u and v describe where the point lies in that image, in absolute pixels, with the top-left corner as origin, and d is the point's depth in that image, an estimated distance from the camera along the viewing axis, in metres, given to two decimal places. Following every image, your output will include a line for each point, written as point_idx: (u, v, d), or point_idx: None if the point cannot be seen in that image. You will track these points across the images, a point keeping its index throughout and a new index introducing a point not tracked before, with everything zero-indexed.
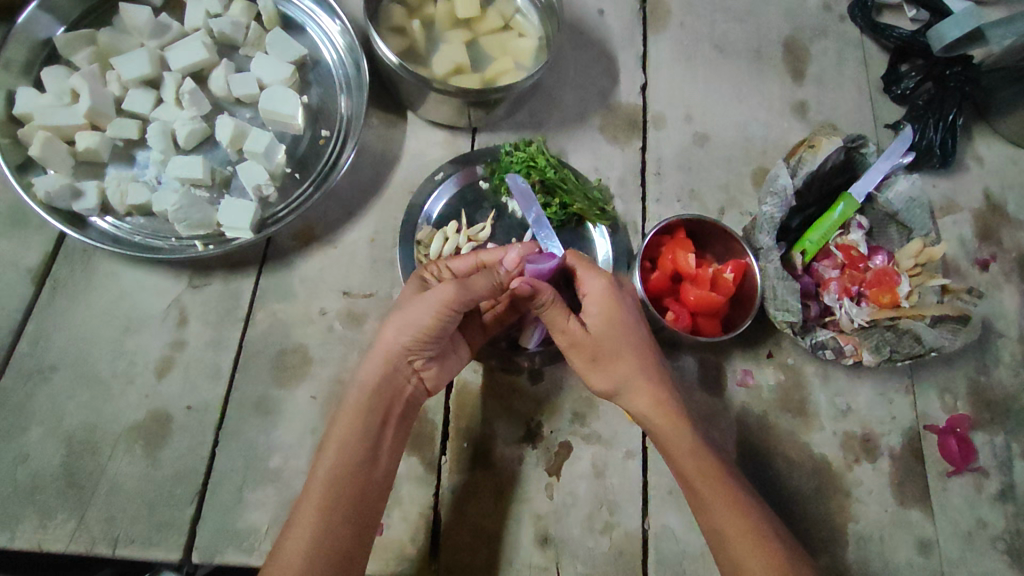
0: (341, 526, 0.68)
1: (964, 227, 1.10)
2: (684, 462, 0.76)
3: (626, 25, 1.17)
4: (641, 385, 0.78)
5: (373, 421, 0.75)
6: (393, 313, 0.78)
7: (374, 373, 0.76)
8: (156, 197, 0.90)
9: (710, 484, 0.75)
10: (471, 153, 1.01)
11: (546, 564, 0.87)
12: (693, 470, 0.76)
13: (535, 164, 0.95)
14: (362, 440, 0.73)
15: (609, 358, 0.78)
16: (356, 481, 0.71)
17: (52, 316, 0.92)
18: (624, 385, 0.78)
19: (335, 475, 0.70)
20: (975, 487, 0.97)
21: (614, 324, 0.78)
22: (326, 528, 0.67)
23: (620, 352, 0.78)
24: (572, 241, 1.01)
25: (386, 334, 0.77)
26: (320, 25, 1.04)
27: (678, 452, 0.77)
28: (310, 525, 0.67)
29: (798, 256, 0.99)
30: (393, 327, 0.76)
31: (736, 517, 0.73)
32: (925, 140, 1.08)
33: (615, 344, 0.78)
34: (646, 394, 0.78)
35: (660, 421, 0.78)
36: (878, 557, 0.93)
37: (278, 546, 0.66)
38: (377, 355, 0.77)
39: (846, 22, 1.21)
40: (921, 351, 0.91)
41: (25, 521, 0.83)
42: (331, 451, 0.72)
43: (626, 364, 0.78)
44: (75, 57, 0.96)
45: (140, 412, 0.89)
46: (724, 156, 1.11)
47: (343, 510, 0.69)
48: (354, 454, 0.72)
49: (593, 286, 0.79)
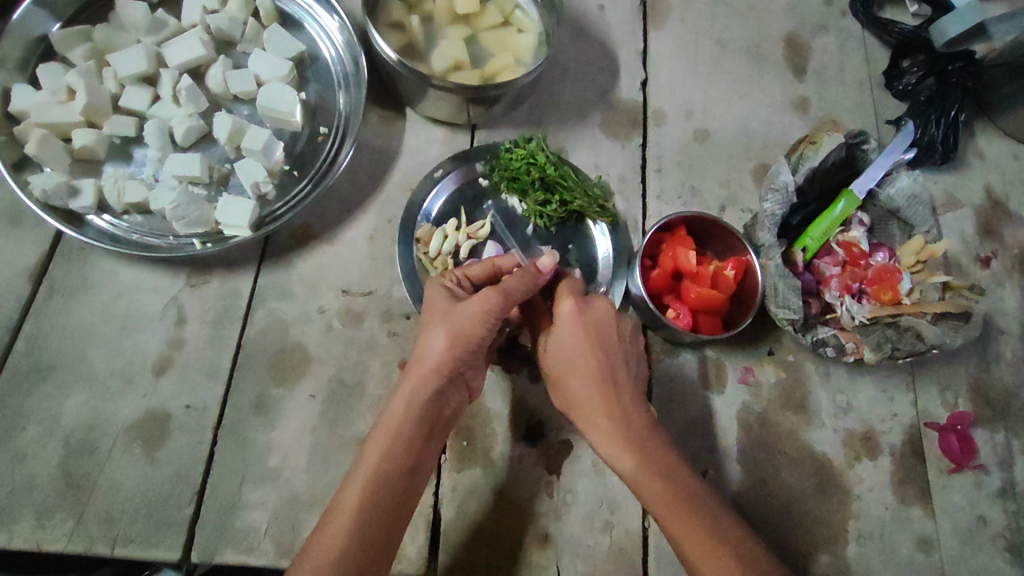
0: (377, 531, 0.66)
1: (965, 223, 1.10)
2: (637, 484, 0.73)
3: (626, 20, 1.16)
4: (589, 407, 0.75)
5: (421, 427, 0.72)
6: (437, 320, 0.75)
7: (424, 380, 0.72)
8: (153, 195, 0.90)
9: (662, 504, 0.71)
10: (470, 149, 1.00)
11: (547, 563, 0.87)
12: (647, 491, 0.71)
13: (534, 160, 0.95)
14: (409, 447, 0.70)
15: (562, 381, 0.77)
16: (398, 489, 0.68)
17: (49, 315, 0.92)
18: (574, 411, 0.77)
19: (378, 483, 0.67)
20: (976, 485, 0.97)
21: (567, 349, 0.77)
22: (362, 540, 0.64)
23: (567, 379, 0.77)
24: (572, 239, 1.00)
25: (430, 340, 0.74)
26: (318, 21, 1.03)
27: (632, 477, 0.73)
28: (344, 530, 0.64)
29: (800, 253, 0.99)
30: (442, 336, 0.73)
31: (692, 542, 0.68)
32: (927, 136, 1.07)
33: (564, 371, 0.77)
34: (593, 418, 0.75)
35: (610, 446, 0.74)
36: (879, 555, 0.93)
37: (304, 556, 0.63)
38: (423, 359, 0.73)
39: (848, 17, 1.21)
40: (924, 348, 0.90)
41: (24, 521, 0.83)
42: (374, 454, 0.69)
43: (570, 390, 0.77)
44: (71, 54, 0.95)
45: (139, 411, 0.88)
46: (724, 152, 1.10)
47: (383, 520, 0.66)
48: (402, 457, 0.69)
49: (564, 314, 0.78)
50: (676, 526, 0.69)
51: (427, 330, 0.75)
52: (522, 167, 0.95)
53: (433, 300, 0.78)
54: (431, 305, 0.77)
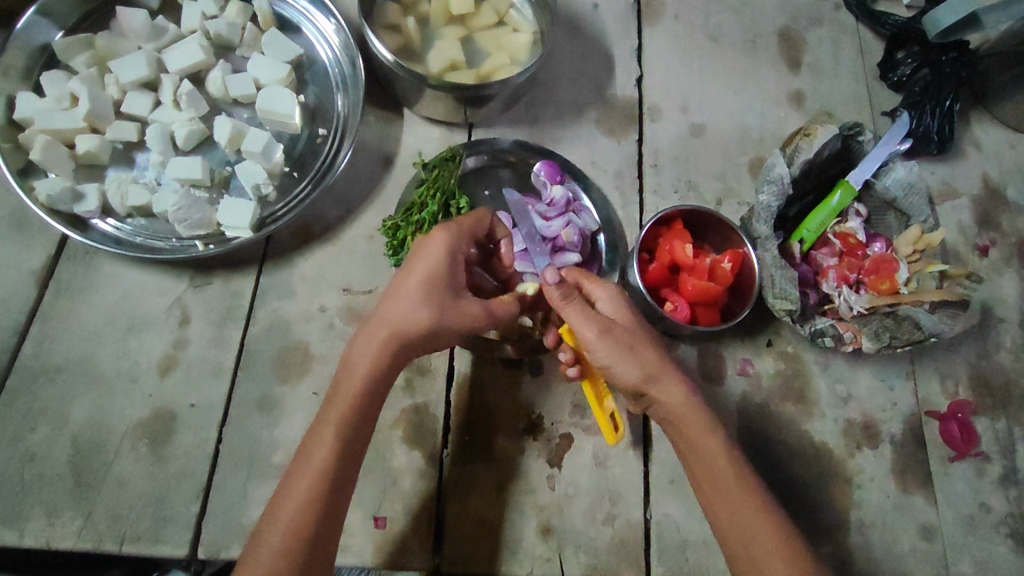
0: (321, 499, 0.66)
1: (963, 212, 1.10)
2: (714, 460, 0.73)
3: (621, 17, 1.17)
4: (674, 385, 0.74)
5: (371, 398, 0.72)
6: (415, 298, 0.73)
7: (384, 347, 0.72)
8: (156, 198, 0.91)
9: (728, 471, 0.73)
10: (404, 198, 0.97)
11: (549, 555, 0.88)
12: (727, 474, 0.73)
13: (411, 213, 0.90)
14: (356, 428, 0.70)
15: (637, 349, 0.75)
16: (359, 442, 0.71)
17: (55, 318, 0.93)
18: (651, 378, 0.74)
19: (345, 439, 0.69)
20: (978, 472, 0.97)
21: (640, 326, 0.78)
22: (311, 501, 0.66)
23: (647, 346, 0.76)
24: (487, 184, 1.02)
25: (399, 307, 0.73)
26: (315, 24, 1.05)
27: (711, 452, 0.74)
28: (304, 485, 0.66)
29: (797, 244, 0.99)
30: (414, 306, 0.73)
31: (758, 512, 0.72)
32: (922, 126, 1.08)
33: (641, 338, 0.76)
34: (679, 393, 0.74)
35: (689, 421, 0.74)
36: (881, 542, 0.93)
37: (287, 489, 0.67)
38: (388, 322, 0.73)
39: (842, 10, 1.21)
40: (921, 337, 0.91)
41: (33, 520, 0.84)
42: (342, 404, 0.70)
43: (651, 355, 0.75)
44: (73, 61, 0.97)
45: (143, 411, 0.90)
46: (720, 147, 1.11)
47: (325, 487, 0.67)
48: (350, 427, 0.70)
49: (606, 293, 0.81)
50: (752, 507, 0.71)
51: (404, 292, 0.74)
52: (417, 229, 0.90)
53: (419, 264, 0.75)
54: (415, 265, 0.75)
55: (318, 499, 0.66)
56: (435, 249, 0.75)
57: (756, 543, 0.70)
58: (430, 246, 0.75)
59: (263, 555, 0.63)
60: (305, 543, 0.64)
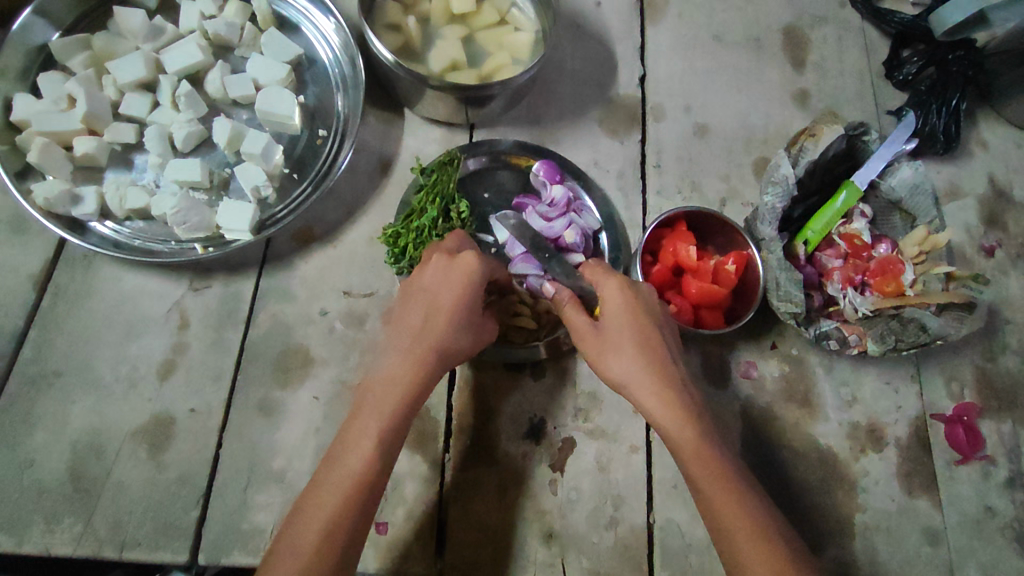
0: (360, 500, 0.66)
1: (969, 213, 1.09)
2: (691, 462, 0.72)
3: (624, 16, 1.16)
4: (643, 382, 0.73)
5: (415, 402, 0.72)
6: (456, 314, 0.74)
7: (429, 364, 0.72)
8: (155, 200, 0.90)
9: (707, 474, 0.71)
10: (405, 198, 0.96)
11: (551, 560, 0.87)
12: (707, 476, 0.71)
13: (412, 219, 0.89)
14: (401, 430, 0.70)
15: (614, 351, 0.75)
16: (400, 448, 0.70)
17: (54, 322, 0.92)
18: (626, 379, 0.75)
19: (388, 446, 0.68)
20: (983, 475, 0.97)
21: (633, 322, 0.76)
22: (349, 504, 0.65)
23: (623, 344, 0.75)
24: (487, 185, 1.00)
25: (442, 324, 0.74)
26: (314, 23, 1.03)
27: (690, 452, 0.71)
28: (338, 490, 0.65)
29: (802, 246, 0.98)
30: (459, 324, 0.75)
31: (738, 518, 0.69)
32: (928, 126, 1.06)
33: (621, 335, 0.76)
34: (652, 392, 0.73)
35: (666, 422, 0.73)
36: (886, 546, 0.92)
37: (321, 493, 0.66)
38: (428, 337, 0.73)
39: (847, 7, 1.20)
40: (926, 340, 0.89)
41: (32, 527, 0.84)
42: (385, 408, 0.69)
43: (624, 354, 0.75)
44: (71, 62, 0.96)
45: (143, 416, 0.89)
46: (724, 147, 1.10)
47: (366, 489, 0.66)
48: (393, 431, 0.69)
49: (612, 288, 0.78)
50: (728, 507, 0.70)
51: (443, 309, 0.74)
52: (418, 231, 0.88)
53: (453, 283, 0.75)
54: (450, 284, 0.75)
55: (354, 501, 0.65)
56: (474, 269, 0.76)
57: (733, 547, 0.69)
58: (465, 264, 0.75)
59: (293, 557, 0.62)
60: (340, 547, 0.63)
